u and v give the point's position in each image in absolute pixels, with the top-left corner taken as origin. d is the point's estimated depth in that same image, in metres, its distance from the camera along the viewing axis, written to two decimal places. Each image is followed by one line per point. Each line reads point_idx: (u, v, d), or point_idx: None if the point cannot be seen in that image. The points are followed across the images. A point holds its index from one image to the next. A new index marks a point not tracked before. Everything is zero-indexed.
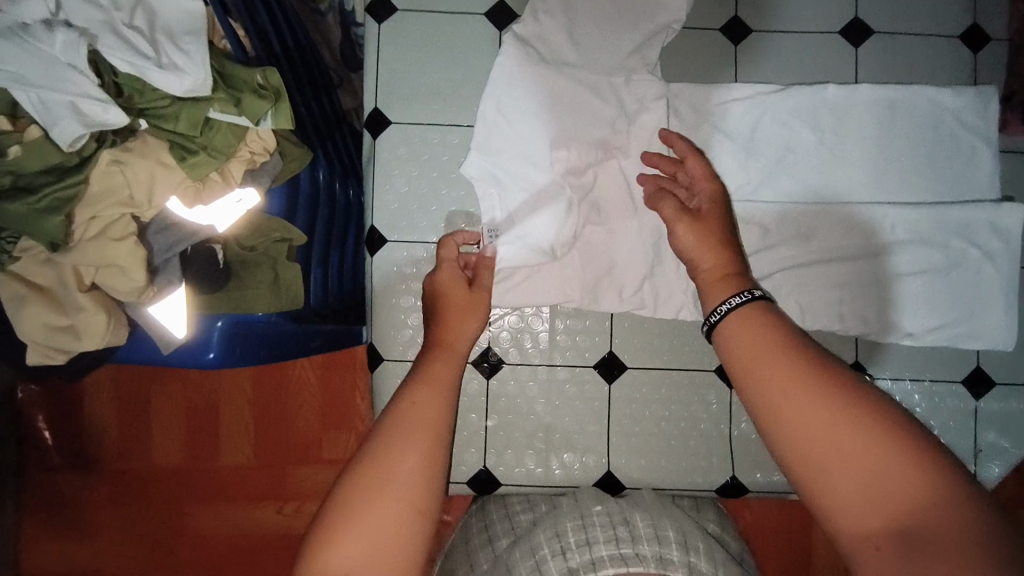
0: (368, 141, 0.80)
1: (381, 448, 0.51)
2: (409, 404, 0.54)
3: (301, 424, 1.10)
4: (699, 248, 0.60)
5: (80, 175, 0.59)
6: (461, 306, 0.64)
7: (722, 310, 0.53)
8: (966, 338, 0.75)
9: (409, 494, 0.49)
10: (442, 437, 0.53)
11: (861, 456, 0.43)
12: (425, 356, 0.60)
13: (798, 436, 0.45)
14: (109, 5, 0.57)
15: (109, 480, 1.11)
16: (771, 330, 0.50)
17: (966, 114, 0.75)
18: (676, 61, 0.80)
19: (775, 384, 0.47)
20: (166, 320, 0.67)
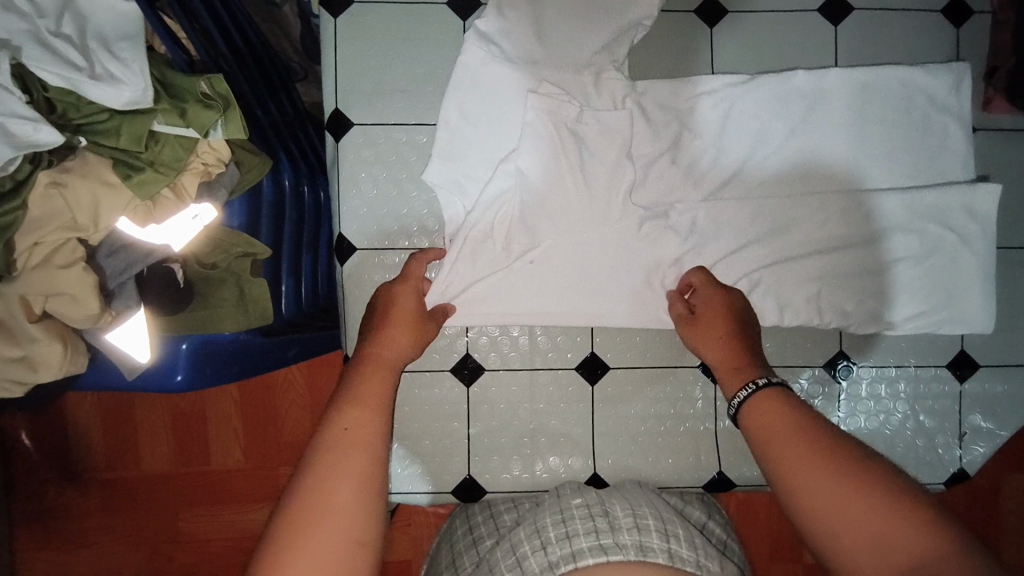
0: (332, 146, 0.76)
1: (310, 488, 0.45)
2: (343, 431, 0.48)
3: (287, 426, 1.12)
4: (704, 344, 0.62)
5: (14, 200, 0.54)
6: (401, 327, 0.61)
7: (739, 397, 0.54)
8: (944, 324, 0.76)
9: (348, 537, 0.44)
10: (379, 463, 0.48)
11: (877, 531, 0.41)
12: (358, 368, 0.54)
13: (815, 512, 0.44)
14: (32, 11, 0.53)
15: (98, 491, 1.11)
16: (789, 411, 0.50)
17: (941, 95, 0.75)
18: (651, 48, 0.77)
19: (797, 475, 0.45)
20: (125, 345, 0.63)
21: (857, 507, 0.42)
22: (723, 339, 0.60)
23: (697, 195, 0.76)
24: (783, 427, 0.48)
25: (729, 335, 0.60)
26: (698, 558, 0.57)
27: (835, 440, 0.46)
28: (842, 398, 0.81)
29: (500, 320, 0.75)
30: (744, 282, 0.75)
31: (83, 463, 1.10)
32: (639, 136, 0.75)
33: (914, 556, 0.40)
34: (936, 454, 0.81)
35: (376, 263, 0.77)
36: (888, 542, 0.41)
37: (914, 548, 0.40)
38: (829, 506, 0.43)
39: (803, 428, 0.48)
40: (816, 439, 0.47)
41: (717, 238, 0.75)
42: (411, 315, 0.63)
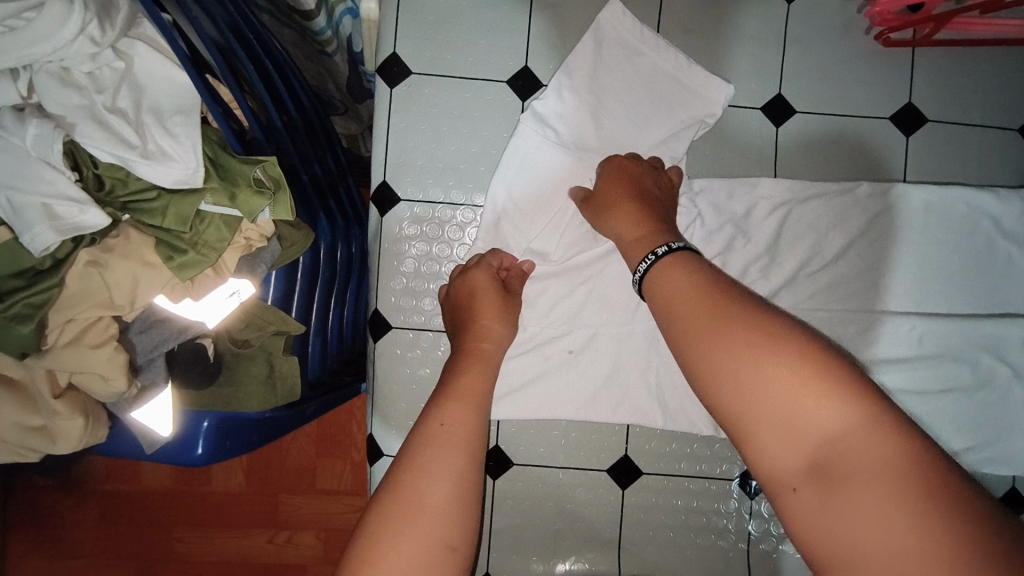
0: (375, 219, 0.73)
1: (409, 481, 0.49)
2: (441, 426, 0.53)
3: (297, 452, 1.18)
4: (610, 217, 0.64)
5: (51, 278, 0.53)
6: (490, 306, 0.65)
7: (641, 270, 0.57)
8: (991, 461, 0.73)
9: (443, 528, 0.47)
10: (474, 459, 0.53)
11: (783, 394, 0.42)
12: (459, 363, 0.61)
13: (717, 377, 0.45)
14: (90, 85, 0.52)
15: (93, 503, 1.19)
16: (693, 273, 0.52)
17: (1007, 219, 0.73)
18: (714, 144, 0.74)
19: (692, 326, 0.49)
20: (147, 420, 0.61)
21: (766, 371, 0.43)
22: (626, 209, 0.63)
23: None
24: (689, 292, 0.51)
25: (632, 193, 0.64)
26: None
27: (747, 305, 0.48)
28: None
29: (532, 415, 0.72)
30: None
31: (85, 474, 1.19)
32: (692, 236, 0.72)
33: (818, 424, 0.40)
34: None
35: (410, 342, 0.73)
36: (795, 412, 0.41)
37: (810, 404, 0.41)
38: (732, 369, 0.45)
39: (712, 292, 0.50)
40: (726, 303, 0.48)
41: None
42: (495, 290, 0.66)
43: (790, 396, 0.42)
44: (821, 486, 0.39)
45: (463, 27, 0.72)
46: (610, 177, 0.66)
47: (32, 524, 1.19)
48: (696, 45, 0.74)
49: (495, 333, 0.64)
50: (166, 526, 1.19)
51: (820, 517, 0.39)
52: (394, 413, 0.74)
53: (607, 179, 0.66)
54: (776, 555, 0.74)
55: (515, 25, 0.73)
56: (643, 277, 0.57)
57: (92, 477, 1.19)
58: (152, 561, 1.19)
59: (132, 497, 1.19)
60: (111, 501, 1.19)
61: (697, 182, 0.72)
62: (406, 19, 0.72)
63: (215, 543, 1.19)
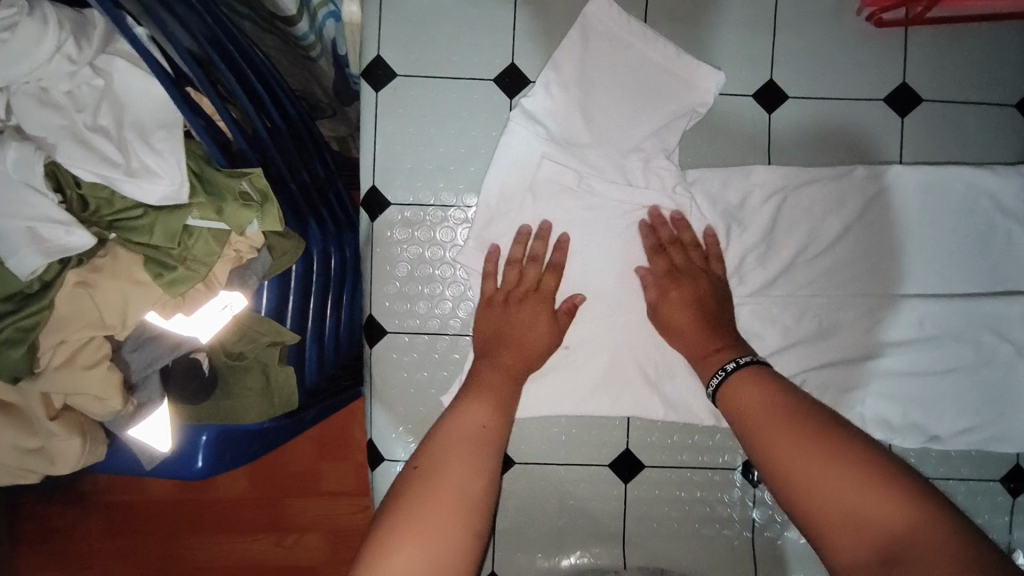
0: (366, 224, 0.72)
1: (434, 471, 0.52)
2: (479, 428, 0.56)
3: (299, 454, 1.18)
4: (672, 336, 0.67)
5: (42, 301, 0.53)
6: (533, 337, 0.66)
7: (713, 381, 0.60)
8: (995, 440, 0.73)
9: (471, 505, 0.50)
10: (495, 454, 0.55)
11: (851, 492, 0.47)
12: (484, 371, 0.63)
13: (791, 478, 0.50)
14: (70, 105, 0.51)
15: (102, 514, 1.20)
16: (761, 378, 0.57)
17: (1005, 197, 0.72)
18: (707, 132, 0.73)
19: (767, 436, 0.53)
20: (146, 436, 0.60)
21: (833, 472, 0.48)
22: (688, 312, 0.65)
23: (743, 292, 0.72)
24: (761, 402, 0.55)
25: (693, 311, 0.65)
26: None
27: (816, 417, 0.52)
28: None
29: (531, 413, 0.71)
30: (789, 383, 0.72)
31: (91, 486, 1.20)
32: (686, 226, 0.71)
33: (886, 520, 0.45)
34: None
35: (407, 346, 0.73)
36: (862, 510, 0.46)
37: (882, 507, 0.45)
38: (809, 475, 0.49)
39: (778, 402, 0.54)
40: (796, 414, 0.53)
41: (764, 338, 0.72)
42: (544, 322, 0.67)
43: (858, 496, 0.47)
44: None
45: (447, 23, 0.71)
46: (665, 297, 0.67)
47: (42, 537, 1.20)
48: (684, 32, 0.73)
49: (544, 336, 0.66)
50: (174, 534, 1.20)
51: None
52: (393, 417, 0.73)
53: (664, 296, 0.68)
54: (781, 542, 0.74)
55: (500, 19, 0.71)
56: (716, 389, 0.60)
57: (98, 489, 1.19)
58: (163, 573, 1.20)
59: (141, 507, 1.20)
60: (120, 511, 1.20)
61: (690, 173, 0.72)
62: (388, 19, 0.71)
63: (222, 549, 1.19)
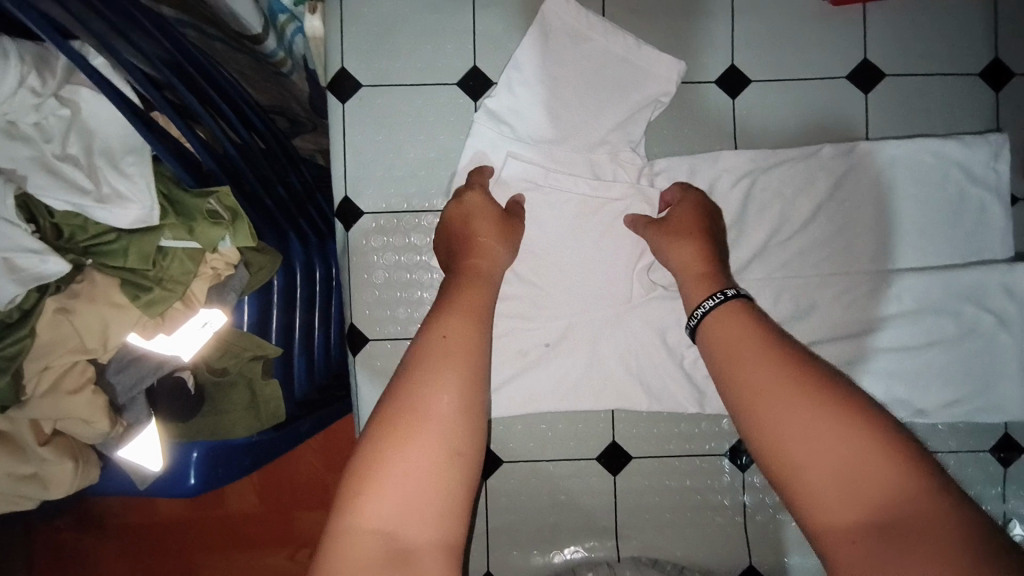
0: (342, 233, 0.73)
1: (414, 392, 0.49)
2: (442, 339, 0.52)
3: (306, 468, 1.20)
4: (677, 244, 0.64)
5: (23, 329, 0.54)
6: (492, 233, 0.64)
7: (704, 307, 0.58)
8: (983, 411, 0.73)
9: (453, 437, 0.48)
10: (478, 372, 0.51)
11: (841, 448, 0.44)
12: (458, 280, 0.59)
13: (776, 429, 0.47)
14: (37, 135, 0.53)
15: (113, 538, 1.22)
16: (754, 325, 0.54)
17: (974, 167, 0.72)
18: (672, 121, 0.74)
19: (754, 376, 0.50)
20: (137, 457, 0.62)
21: (825, 425, 0.46)
22: (696, 246, 0.63)
23: None
24: (752, 340, 0.52)
25: (700, 240, 0.64)
26: None
27: (810, 365, 0.50)
28: None
29: (515, 410, 0.72)
30: None
31: (101, 511, 1.22)
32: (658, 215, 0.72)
33: (874, 476, 0.43)
34: None
35: (389, 353, 0.74)
36: (858, 471, 0.44)
37: (874, 462, 0.43)
38: (797, 423, 0.47)
39: (772, 344, 0.52)
40: (788, 357, 0.50)
41: None
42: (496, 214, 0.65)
43: (850, 450, 0.44)
44: (876, 538, 0.41)
45: (409, 32, 0.72)
46: (681, 219, 0.66)
47: (57, 563, 1.22)
48: (644, 23, 0.73)
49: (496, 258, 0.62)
50: (186, 553, 1.21)
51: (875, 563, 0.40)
52: None
53: (676, 218, 0.67)
54: (774, 524, 0.75)
55: (460, 25, 0.72)
56: (701, 319, 0.58)
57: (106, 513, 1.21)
58: None
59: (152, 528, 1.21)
60: (131, 534, 1.21)
61: (658, 163, 0.72)
62: (350, 32, 0.72)
63: (233, 565, 1.21)
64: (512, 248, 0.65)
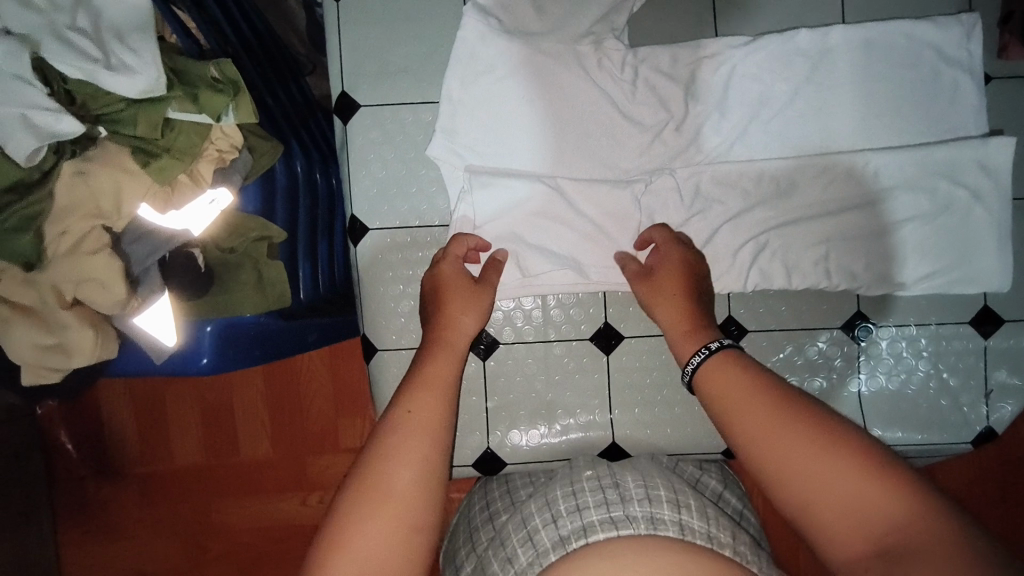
0: (341, 128, 0.78)
1: (376, 467, 0.52)
2: (407, 413, 0.55)
3: (316, 412, 1.24)
4: (659, 303, 0.68)
5: (41, 190, 0.58)
6: (460, 300, 0.68)
7: (694, 362, 0.59)
8: (959, 282, 0.76)
9: (408, 514, 0.50)
10: (441, 444, 0.55)
11: (843, 486, 0.45)
12: (426, 355, 0.62)
13: (775, 468, 0.48)
14: (48, 8, 0.55)
15: (132, 483, 1.26)
16: (741, 370, 0.55)
17: (947, 48, 0.74)
18: (653, 13, 0.77)
19: (751, 423, 0.50)
20: (154, 329, 0.67)
21: (814, 454, 0.47)
22: (677, 299, 0.67)
23: (698, 160, 0.77)
24: (744, 386, 0.53)
25: (683, 294, 0.67)
26: (709, 529, 0.63)
27: (804, 405, 0.50)
28: (861, 360, 0.80)
29: (511, 292, 0.77)
30: (751, 245, 0.76)
31: (122, 458, 1.26)
32: (642, 106, 0.76)
33: (880, 510, 0.43)
34: (961, 413, 0.80)
35: (389, 243, 0.78)
36: (859, 504, 0.44)
37: (878, 500, 0.44)
38: (801, 467, 0.47)
39: (765, 389, 0.52)
40: (782, 402, 0.50)
41: (721, 203, 0.76)
42: (465, 281, 0.70)
43: (839, 479, 0.45)
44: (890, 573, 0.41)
45: None
46: (666, 259, 0.70)
47: (79, 512, 1.25)
48: None
49: (463, 325, 0.66)
50: (203, 496, 1.25)
51: None
52: (385, 314, 0.78)
53: (662, 264, 0.70)
54: None
55: None
56: (694, 371, 0.58)
57: (123, 455, 1.25)
58: (199, 542, 1.24)
59: (168, 471, 1.25)
60: (147, 476, 1.25)
61: (639, 52, 0.75)
62: None
63: (249, 510, 1.23)
64: (481, 317, 0.68)
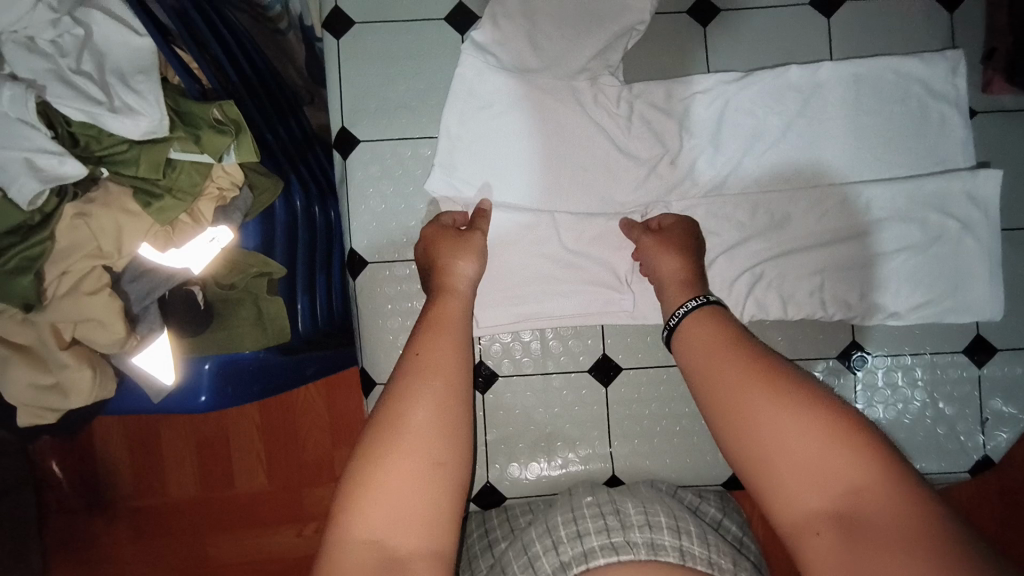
0: (340, 164, 0.79)
1: (393, 406, 0.52)
2: (418, 355, 0.56)
3: (312, 442, 1.23)
4: (663, 255, 0.69)
5: (44, 232, 0.58)
6: (465, 253, 0.68)
7: (687, 307, 0.61)
8: (952, 311, 0.77)
9: (436, 445, 0.50)
10: (459, 382, 0.54)
11: (802, 439, 0.45)
12: (435, 300, 0.63)
13: (738, 415, 0.48)
14: (54, 51, 0.56)
15: (123, 516, 1.23)
16: (724, 330, 0.56)
17: (935, 83, 0.76)
18: (647, 50, 0.79)
19: (723, 375, 0.51)
20: (149, 367, 0.66)
21: (783, 407, 0.47)
22: (680, 253, 0.68)
23: (693, 192, 0.78)
24: (721, 342, 0.54)
25: (685, 250, 0.69)
26: (710, 555, 0.61)
27: (774, 364, 0.51)
28: (859, 389, 0.80)
29: (509, 325, 0.77)
30: (747, 276, 0.77)
31: (114, 491, 1.24)
32: (637, 140, 0.77)
33: (840, 467, 0.43)
34: (958, 441, 0.80)
35: (388, 277, 0.78)
36: (818, 459, 0.44)
37: (839, 458, 0.44)
38: (766, 417, 0.47)
39: (739, 348, 0.53)
40: (757, 361, 0.51)
41: (717, 235, 0.77)
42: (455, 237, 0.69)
43: (802, 432, 0.45)
44: (836, 527, 0.42)
45: None
46: (678, 227, 0.71)
47: (69, 544, 1.23)
48: None
49: (463, 268, 0.66)
50: (195, 529, 1.22)
51: (842, 556, 0.41)
52: (383, 348, 0.79)
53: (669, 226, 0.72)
54: None
55: None
56: (678, 321, 0.61)
57: (115, 488, 1.23)
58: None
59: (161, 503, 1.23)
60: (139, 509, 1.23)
61: (635, 88, 0.77)
62: None
63: (243, 544, 1.21)
64: (474, 271, 0.67)
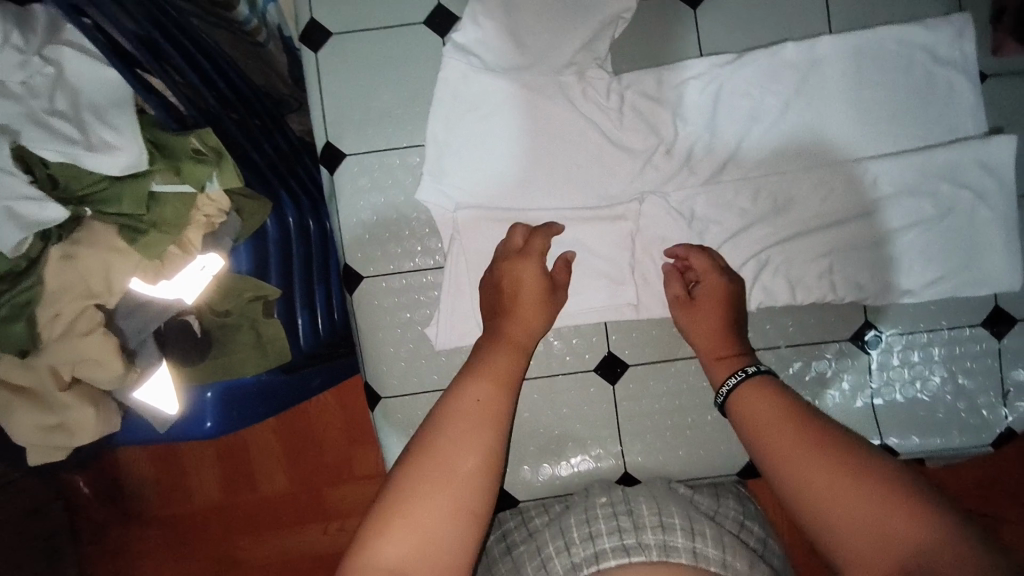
0: (328, 177, 0.77)
1: (441, 447, 0.54)
2: (477, 401, 0.58)
3: (329, 445, 1.23)
4: (697, 332, 0.70)
5: (32, 276, 0.58)
6: (529, 303, 0.68)
7: (729, 384, 0.63)
8: (968, 286, 0.74)
9: (468, 492, 0.53)
10: (500, 431, 0.57)
11: (848, 495, 0.48)
12: (489, 349, 0.64)
13: (797, 480, 0.51)
14: (25, 93, 0.54)
15: (151, 527, 1.26)
16: (777, 399, 0.58)
17: (940, 49, 0.73)
18: (636, 36, 0.76)
19: (779, 447, 0.54)
20: (153, 400, 0.67)
21: (836, 476, 0.49)
22: (711, 328, 0.69)
23: (691, 180, 0.75)
24: (774, 415, 0.57)
25: (722, 323, 0.69)
26: (723, 556, 0.60)
27: (827, 432, 0.53)
28: (874, 370, 0.78)
29: None
30: (752, 263, 0.75)
31: (140, 504, 1.26)
32: (630, 131, 0.75)
33: (901, 529, 0.45)
34: (980, 415, 0.77)
35: (385, 287, 0.76)
36: (877, 520, 0.46)
37: (897, 520, 0.46)
38: (821, 488, 0.50)
39: (793, 417, 0.55)
40: (813, 433, 0.54)
41: (719, 224, 0.75)
42: (540, 280, 0.69)
43: (860, 498, 0.48)
44: None
45: None
46: (711, 291, 0.70)
47: (101, 557, 1.26)
48: None
49: (531, 322, 0.68)
50: (222, 534, 1.25)
51: None
52: (383, 359, 0.77)
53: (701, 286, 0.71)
54: None
55: None
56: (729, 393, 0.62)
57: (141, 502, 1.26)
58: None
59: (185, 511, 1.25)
60: (165, 520, 1.26)
61: (624, 78, 0.74)
62: None
63: (270, 544, 1.24)
64: (535, 329, 0.68)
